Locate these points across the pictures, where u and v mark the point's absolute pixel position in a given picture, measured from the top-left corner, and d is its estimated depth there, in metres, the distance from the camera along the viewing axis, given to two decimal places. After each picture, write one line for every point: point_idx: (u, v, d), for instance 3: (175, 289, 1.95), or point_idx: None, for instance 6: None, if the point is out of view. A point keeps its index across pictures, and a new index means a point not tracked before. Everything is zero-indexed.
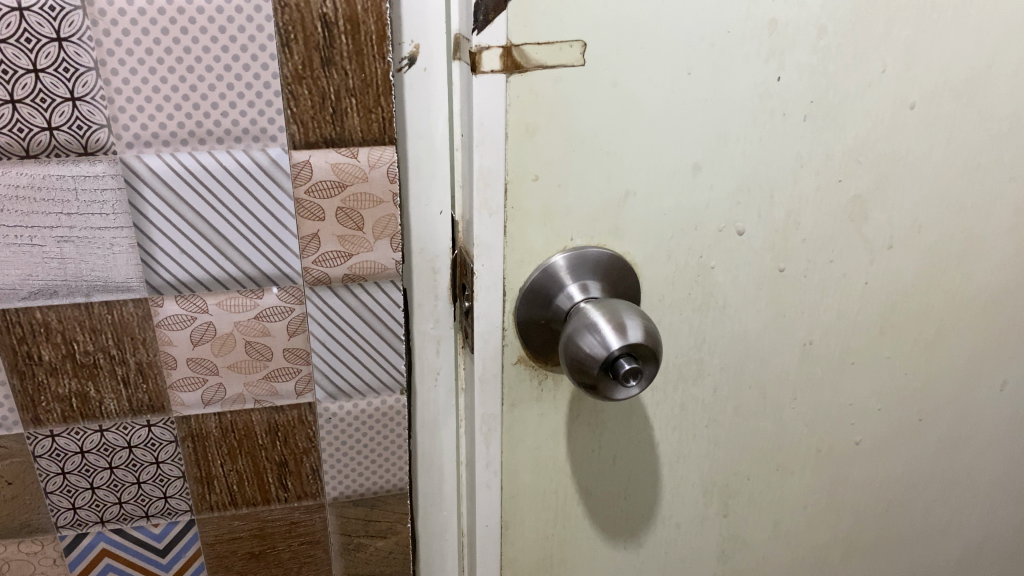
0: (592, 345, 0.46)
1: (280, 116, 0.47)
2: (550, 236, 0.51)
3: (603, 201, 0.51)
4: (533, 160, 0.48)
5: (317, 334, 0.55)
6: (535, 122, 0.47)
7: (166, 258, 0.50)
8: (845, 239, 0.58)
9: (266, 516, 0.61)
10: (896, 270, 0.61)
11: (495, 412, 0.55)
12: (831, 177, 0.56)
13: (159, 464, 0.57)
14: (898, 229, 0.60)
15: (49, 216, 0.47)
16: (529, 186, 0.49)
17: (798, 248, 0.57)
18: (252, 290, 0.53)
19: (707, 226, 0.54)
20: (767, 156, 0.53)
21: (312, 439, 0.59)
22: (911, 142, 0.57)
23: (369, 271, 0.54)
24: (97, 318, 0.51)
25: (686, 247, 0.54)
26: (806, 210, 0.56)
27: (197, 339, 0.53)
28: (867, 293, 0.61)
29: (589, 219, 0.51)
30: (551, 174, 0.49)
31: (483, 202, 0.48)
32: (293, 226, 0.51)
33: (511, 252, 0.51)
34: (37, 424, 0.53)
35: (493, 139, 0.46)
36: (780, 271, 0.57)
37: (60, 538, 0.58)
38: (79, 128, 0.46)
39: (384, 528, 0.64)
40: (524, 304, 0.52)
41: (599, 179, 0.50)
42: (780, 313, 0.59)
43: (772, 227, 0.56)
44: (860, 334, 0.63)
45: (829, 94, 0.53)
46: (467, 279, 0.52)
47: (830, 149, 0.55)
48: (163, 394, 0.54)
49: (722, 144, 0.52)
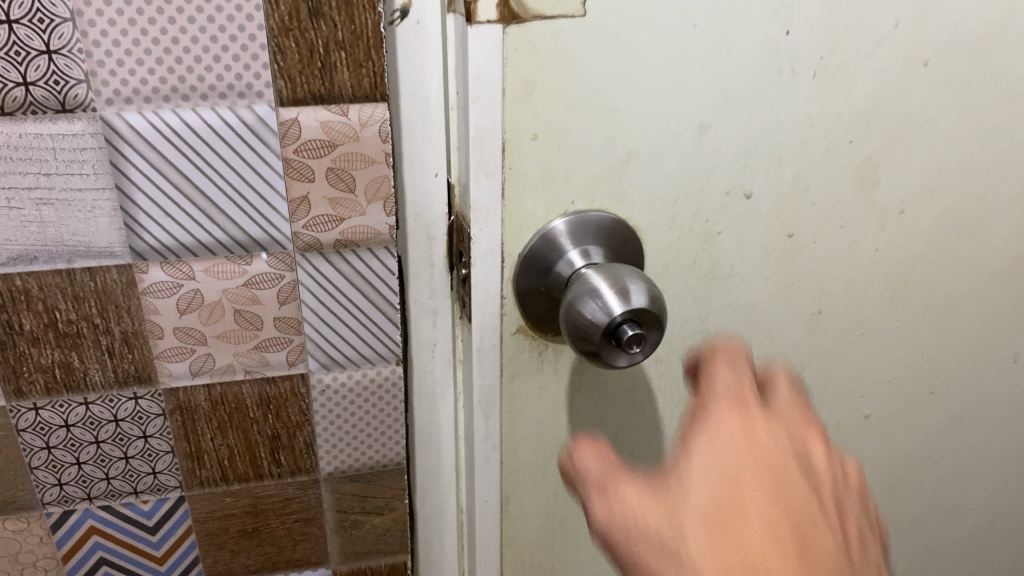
0: (593, 312, 0.44)
1: (266, 72, 0.45)
2: (548, 200, 0.48)
3: (604, 163, 0.48)
4: (533, 119, 0.45)
5: (309, 303, 0.53)
6: (534, 79, 0.44)
7: (150, 222, 0.48)
8: (854, 206, 0.55)
9: (259, 493, 0.59)
10: (906, 239, 0.58)
11: (494, 382, 0.53)
12: (841, 139, 0.52)
13: (147, 438, 0.55)
14: (908, 193, 0.56)
15: (26, 176, 0.45)
16: (527, 146, 0.46)
17: (806, 213, 0.54)
18: (240, 256, 0.51)
19: (713, 190, 0.51)
20: (772, 116, 0.49)
21: (306, 412, 0.57)
22: (928, 102, 0.53)
23: (362, 236, 0.52)
24: (80, 285, 0.49)
25: (691, 213, 0.51)
26: (815, 173, 0.53)
27: (184, 308, 0.51)
28: (876, 262, 0.58)
29: (590, 182, 0.48)
30: (551, 134, 0.46)
31: (479, 163, 0.46)
32: (282, 189, 0.49)
33: (507, 216, 0.48)
34: (20, 397, 0.52)
35: (487, 97, 0.44)
36: (788, 238, 0.54)
37: (46, 515, 0.57)
38: (55, 83, 0.43)
39: (381, 504, 0.62)
40: (523, 273, 0.50)
41: (598, 139, 0.47)
42: (787, 282, 0.56)
43: (780, 192, 0.52)
44: (868, 305, 0.60)
45: (839, 50, 0.49)
46: (465, 246, 0.49)
47: (839, 109, 0.51)
48: (149, 365, 0.53)
49: (728, 103, 0.48)
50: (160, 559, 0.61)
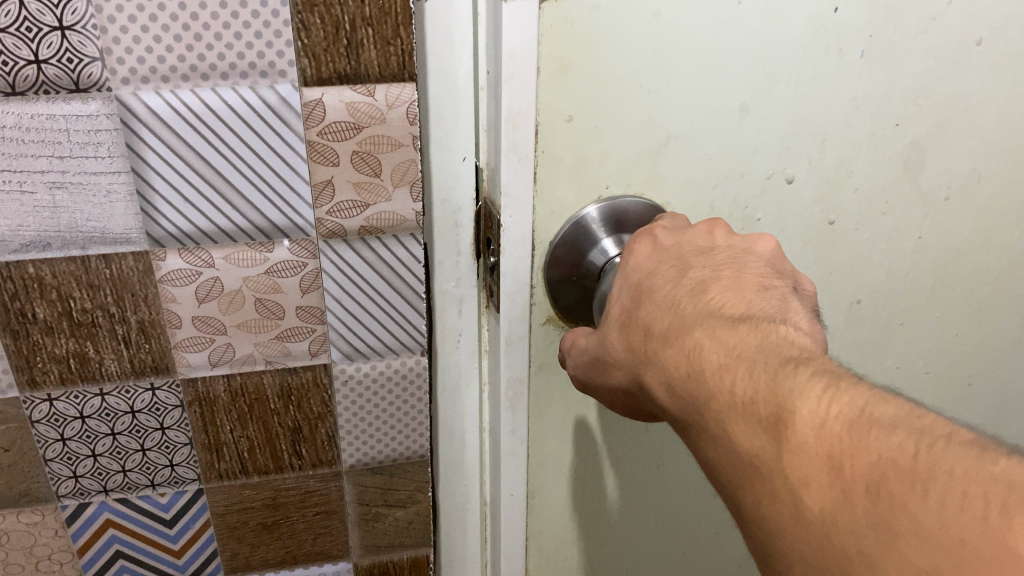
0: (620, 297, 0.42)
1: (289, 49, 0.43)
2: (577, 186, 0.45)
3: (639, 146, 0.44)
4: (565, 99, 0.42)
5: (332, 291, 0.51)
6: (569, 56, 0.40)
7: (167, 207, 0.46)
8: (900, 190, 0.49)
9: (279, 485, 0.58)
10: (952, 226, 0.52)
11: (522, 375, 0.50)
12: (889, 121, 0.47)
13: (164, 430, 0.53)
14: (957, 177, 0.50)
15: (39, 159, 0.43)
16: (562, 129, 0.43)
17: (849, 199, 0.49)
18: (261, 243, 0.49)
19: (754, 176, 0.47)
20: (819, 100, 0.45)
21: (328, 403, 0.55)
22: (978, 87, 0.47)
23: (388, 223, 0.49)
24: (95, 273, 0.47)
25: (730, 200, 0.47)
26: (860, 157, 0.48)
27: (203, 297, 0.49)
28: (920, 250, 0.52)
29: (627, 166, 0.45)
30: (585, 116, 0.43)
31: (511, 146, 0.42)
32: (305, 173, 0.47)
33: (539, 203, 0.45)
34: (34, 387, 0.50)
35: (523, 78, 0.40)
36: (829, 225, 0.49)
37: (62, 508, 0.55)
38: (69, 61, 0.41)
39: (404, 497, 0.61)
40: (553, 262, 0.47)
41: (631, 123, 0.43)
42: (827, 271, 0.51)
43: (824, 179, 0.48)
44: (907, 295, 0.54)
45: (891, 26, 0.44)
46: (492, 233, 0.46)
47: (887, 92, 0.46)
48: (166, 355, 0.51)
49: (770, 84, 0.44)
50: (177, 553, 0.59)
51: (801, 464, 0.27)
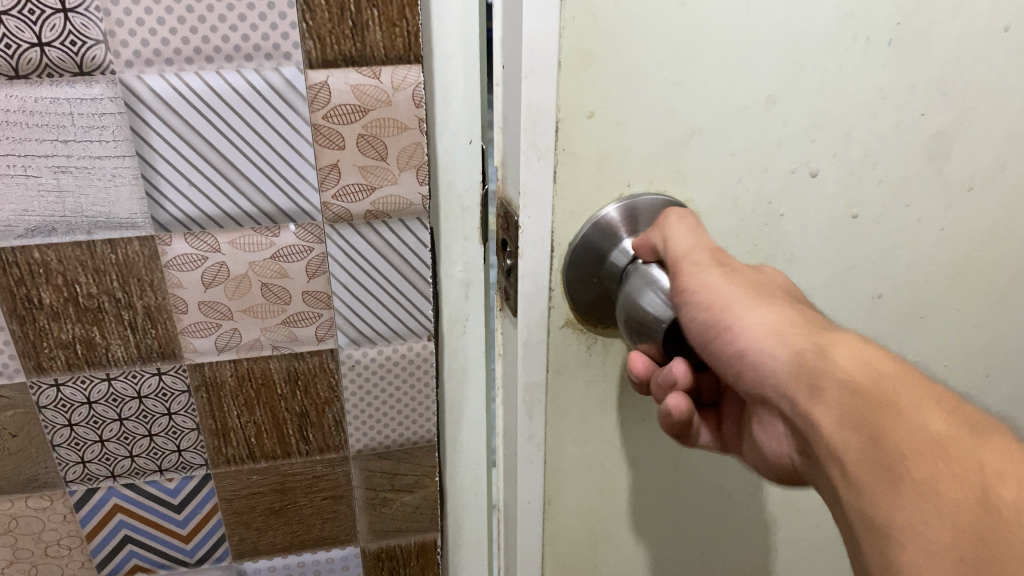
0: (654, 304, 0.43)
1: (294, 31, 0.43)
2: (596, 188, 0.45)
3: (662, 138, 0.44)
4: (588, 94, 0.41)
5: (339, 277, 0.51)
6: (593, 51, 0.40)
7: (173, 191, 0.46)
8: (921, 181, 0.49)
9: (287, 470, 0.58)
10: (975, 217, 0.51)
11: (539, 379, 0.50)
12: (914, 112, 0.46)
13: (171, 415, 0.53)
14: (981, 165, 0.49)
15: (43, 143, 0.43)
16: (582, 125, 0.42)
17: (872, 191, 0.48)
18: (267, 228, 0.48)
19: (779, 168, 0.46)
20: (846, 89, 0.44)
21: (335, 388, 0.55)
22: (1008, 73, 0.46)
23: (394, 207, 0.49)
24: (101, 258, 0.47)
25: (754, 194, 0.47)
26: (885, 150, 0.47)
27: (209, 281, 0.49)
28: (941, 242, 0.52)
29: (648, 162, 0.44)
30: (608, 112, 0.42)
31: (531, 144, 0.42)
32: (310, 156, 0.46)
33: (557, 203, 0.45)
34: (41, 373, 0.50)
35: (543, 70, 0.40)
36: (851, 218, 0.49)
37: (70, 494, 0.55)
38: (72, 44, 0.41)
39: (411, 481, 0.61)
40: (573, 267, 0.46)
41: (657, 115, 0.43)
42: (847, 264, 0.51)
43: (848, 171, 0.47)
44: (927, 282, 0.53)
45: (919, 14, 0.43)
46: (510, 234, 0.46)
47: (913, 80, 0.45)
48: (173, 340, 0.51)
49: (796, 73, 0.43)
50: (186, 538, 0.59)
51: (993, 454, 0.31)
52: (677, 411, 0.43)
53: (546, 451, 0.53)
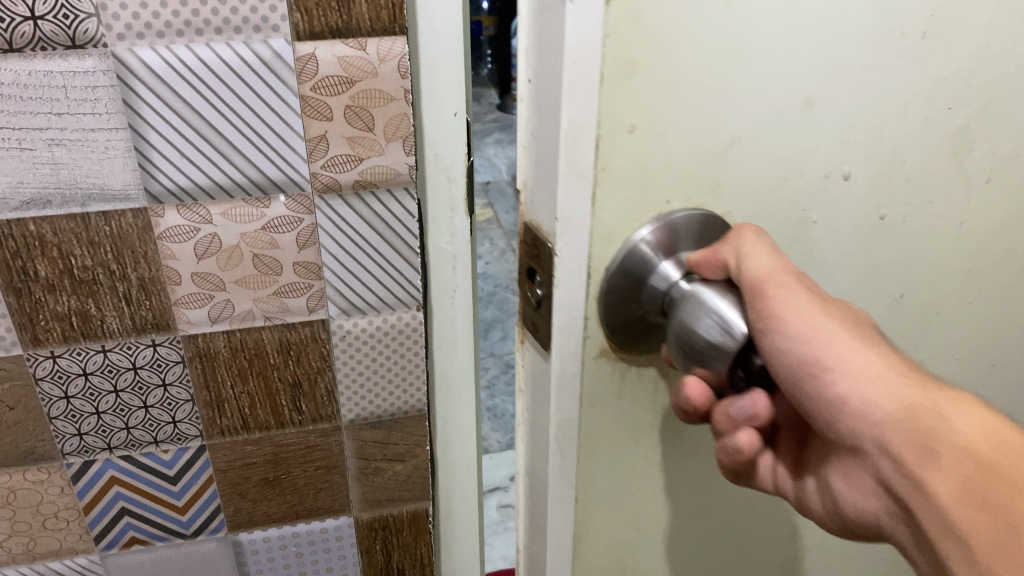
0: (709, 330, 0.38)
1: (282, 4, 0.44)
2: (632, 209, 0.40)
3: (701, 151, 0.40)
4: (631, 107, 0.37)
5: (329, 248, 0.52)
6: (637, 59, 0.36)
7: (165, 162, 0.47)
8: (944, 175, 0.46)
9: (280, 441, 0.59)
10: (979, 209, 0.49)
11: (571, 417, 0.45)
12: (942, 106, 0.44)
13: (166, 386, 0.54)
14: (998, 158, 0.47)
15: (37, 116, 0.44)
16: (624, 140, 0.38)
17: (900, 190, 0.45)
18: (258, 199, 0.49)
19: (814, 174, 0.43)
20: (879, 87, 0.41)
21: (326, 357, 0.56)
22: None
23: (382, 177, 0.50)
24: (95, 230, 0.48)
25: (790, 202, 0.43)
26: (910, 145, 0.44)
27: (202, 253, 0.50)
28: (959, 238, 0.49)
29: (687, 176, 0.41)
30: (650, 124, 0.38)
31: (571, 164, 0.38)
32: (299, 128, 0.48)
33: (596, 227, 0.40)
34: (37, 345, 0.51)
35: (582, 88, 0.36)
36: (881, 219, 0.46)
37: (67, 466, 0.56)
38: (65, 17, 0.42)
39: (402, 451, 0.62)
40: (611, 295, 0.42)
41: (698, 124, 0.39)
42: (872, 268, 0.48)
43: (875, 171, 0.44)
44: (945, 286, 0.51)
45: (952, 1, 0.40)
46: (542, 258, 0.42)
47: (943, 71, 0.42)
48: (167, 312, 0.52)
49: (835, 75, 0.40)
50: (182, 509, 0.60)
51: None
52: (747, 446, 0.41)
53: (578, 490, 0.48)
